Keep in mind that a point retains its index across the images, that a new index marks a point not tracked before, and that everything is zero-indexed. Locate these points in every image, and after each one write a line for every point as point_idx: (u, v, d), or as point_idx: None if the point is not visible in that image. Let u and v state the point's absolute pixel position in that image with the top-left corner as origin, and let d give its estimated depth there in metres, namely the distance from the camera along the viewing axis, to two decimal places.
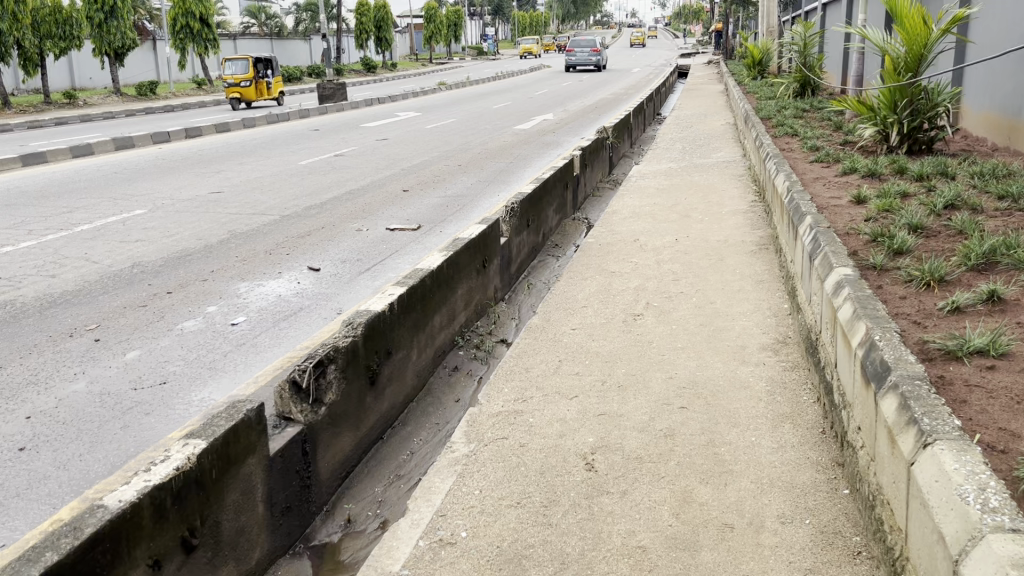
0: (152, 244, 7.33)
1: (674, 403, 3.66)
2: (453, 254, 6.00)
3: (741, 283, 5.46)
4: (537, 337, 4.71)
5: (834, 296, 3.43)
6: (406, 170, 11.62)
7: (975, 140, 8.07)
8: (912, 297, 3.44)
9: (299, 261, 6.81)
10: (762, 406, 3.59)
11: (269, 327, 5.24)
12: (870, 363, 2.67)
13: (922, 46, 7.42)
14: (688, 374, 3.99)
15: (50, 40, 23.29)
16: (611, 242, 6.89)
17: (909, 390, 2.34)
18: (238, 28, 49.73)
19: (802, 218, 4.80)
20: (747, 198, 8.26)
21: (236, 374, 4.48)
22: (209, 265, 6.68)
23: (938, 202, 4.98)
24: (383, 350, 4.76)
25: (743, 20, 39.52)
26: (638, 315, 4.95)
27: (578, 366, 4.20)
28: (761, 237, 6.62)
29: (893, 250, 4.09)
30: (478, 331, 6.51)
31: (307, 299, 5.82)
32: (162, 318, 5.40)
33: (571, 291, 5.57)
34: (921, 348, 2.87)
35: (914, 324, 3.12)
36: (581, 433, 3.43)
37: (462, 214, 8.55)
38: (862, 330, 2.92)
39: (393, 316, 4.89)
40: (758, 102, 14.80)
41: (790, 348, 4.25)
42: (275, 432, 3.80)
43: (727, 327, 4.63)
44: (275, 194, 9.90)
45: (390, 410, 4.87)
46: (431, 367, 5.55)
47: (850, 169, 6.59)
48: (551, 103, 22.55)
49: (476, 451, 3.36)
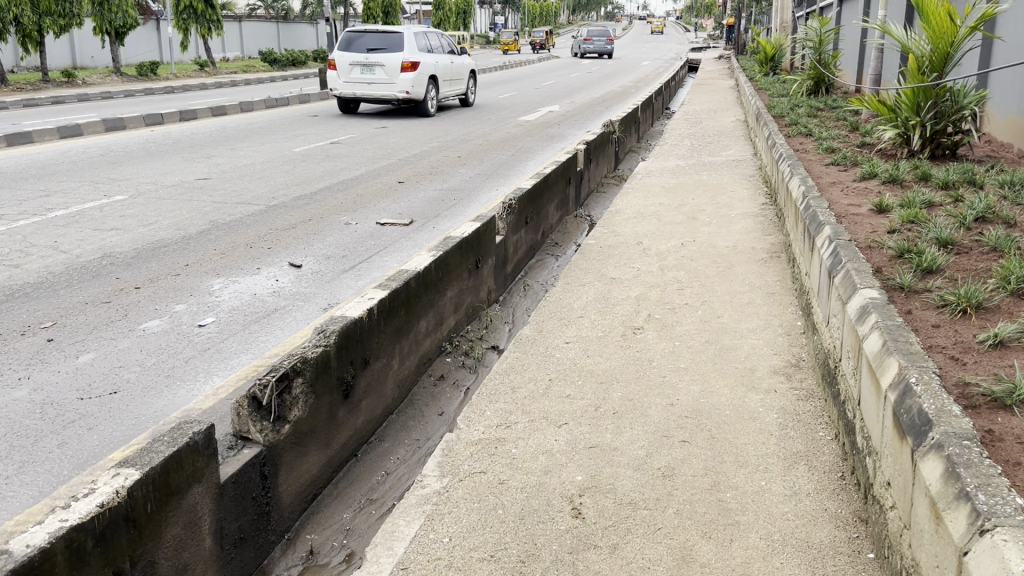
0: (128, 234, 6.96)
1: (674, 436, 3.27)
2: (443, 253, 5.61)
3: (751, 294, 5.06)
4: (527, 351, 4.32)
5: (858, 322, 3.03)
6: (404, 160, 11.25)
7: (1000, 146, 7.65)
8: (947, 327, 3.04)
9: (281, 256, 6.43)
10: (772, 444, 3.19)
11: (239, 330, 4.86)
12: (906, 413, 2.27)
13: (949, 44, 6.99)
14: (691, 401, 3.59)
15: (50, 17, 22.81)
16: (612, 244, 6.50)
17: (956, 454, 1.94)
18: (244, 11, 49.21)
19: (819, 228, 4.39)
20: (757, 200, 7.85)
21: (194, 385, 4.09)
22: (183, 258, 6.30)
23: (968, 215, 4.57)
24: (359, 361, 4.38)
25: (755, 15, 38.94)
26: (638, 329, 4.56)
27: (570, 388, 3.80)
28: (773, 244, 6.22)
29: (923, 268, 3.70)
30: (468, 336, 6.12)
31: (284, 299, 5.44)
32: (126, 315, 5.04)
33: (567, 299, 5.18)
34: (963, 392, 2.47)
35: (951, 361, 2.72)
36: (569, 470, 3.04)
37: (457, 209, 8.15)
38: (895, 367, 2.52)
39: (372, 323, 4.51)
40: (770, 99, 14.33)
41: (804, 373, 3.85)
42: (230, 454, 3.44)
43: (734, 346, 4.23)
44: (265, 182, 9.51)
45: (366, 424, 4.50)
46: (414, 377, 5.17)
47: (869, 173, 6.17)
48: (558, 95, 22.11)
49: (450, 487, 2.98)
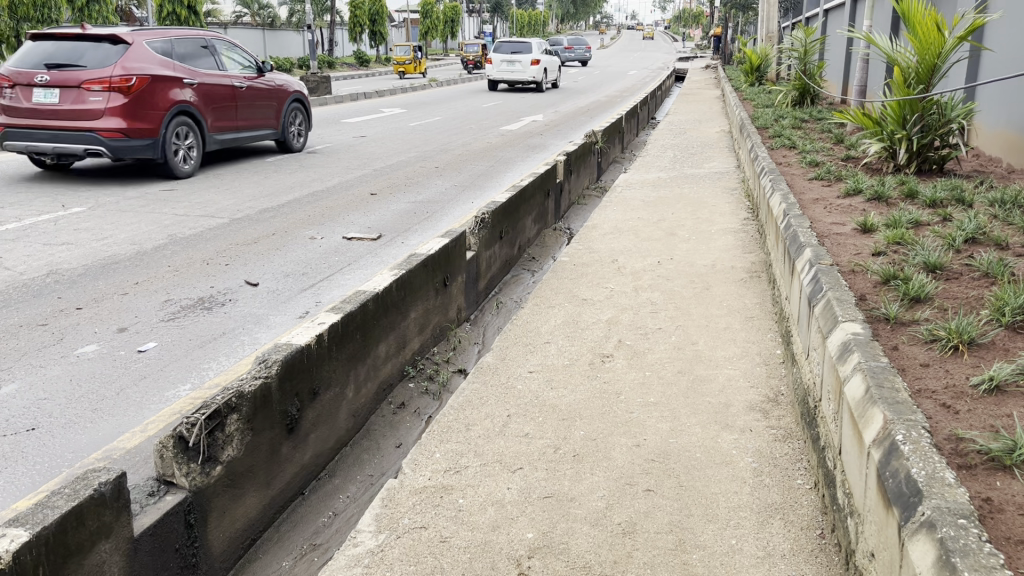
0: (80, 248, 6.62)
1: (637, 484, 2.97)
2: (406, 271, 5.30)
3: (728, 318, 4.78)
4: (487, 382, 4.00)
5: (839, 361, 2.74)
6: (379, 170, 10.92)
7: (989, 160, 7.41)
8: (936, 366, 2.76)
9: (236, 273, 6.10)
10: (745, 494, 2.90)
11: (181, 356, 4.52)
12: (891, 479, 1.98)
13: (936, 55, 6.72)
14: (659, 442, 3.29)
15: (27, 23, 22.43)
16: (586, 262, 6.21)
17: (951, 539, 1.66)
18: (231, 17, 48.93)
19: (800, 251, 4.11)
20: (739, 214, 7.60)
21: (121, 420, 3.74)
22: (134, 276, 5.95)
23: (957, 236, 4.30)
24: (306, 392, 4.06)
25: (741, 25, 39.07)
26: (607, 356, 4.26)
27: (529, 425, 3.49)
28: (753, 262, 5.95)
29: (910, 298, 3.42)
30: (434, 358, 5.80)
31: (234, 321, 5.11)
32: (61, 339, 4.70)
33: (534, 322, 4.88)
34: (956, 449, 2.18)
35: (942, 409, 2.43)
36: (519, 526, 2.74)
37: (428, 223, 7.85)
38: (880, 420, 2.22)
39: (322, 350, 4.19)
40: (756, 109, 14.09)
41: (782, 409, 3.56)
42: (150, 502, 3.11)
43: (708, 377, 3.94)
44: (232, 193, 9.17)
45: (315, 459, 4.18)
46: (371, 406, 4.84)
47: (854, 190, 5.91)
48: (543, 103, 21.86)
49: (384, 545, 2.66)
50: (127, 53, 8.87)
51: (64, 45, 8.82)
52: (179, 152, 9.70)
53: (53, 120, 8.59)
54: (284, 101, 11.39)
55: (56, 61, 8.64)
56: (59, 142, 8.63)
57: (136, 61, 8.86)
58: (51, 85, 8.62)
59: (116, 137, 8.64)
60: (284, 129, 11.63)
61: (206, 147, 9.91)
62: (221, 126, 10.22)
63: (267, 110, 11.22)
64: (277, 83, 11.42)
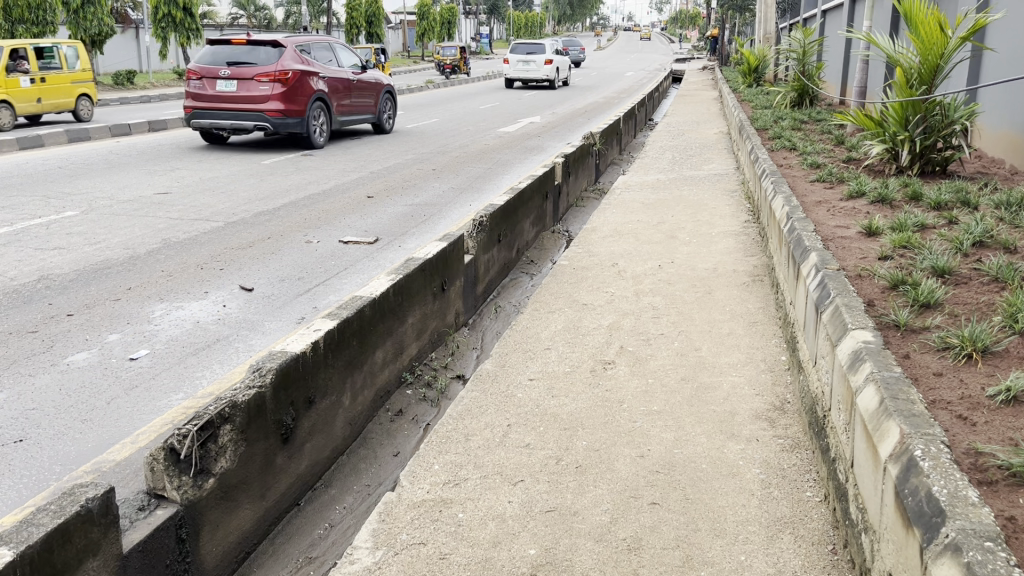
0: (72, 253, 6.52)
1: (642, 497, 2.89)
2: (403, 276, 5.21)
3: (731, 323, 4.70)
4: (487, 391, 3.91)
5: (850, 370, 2.66)
6: (375, 173, 10.83)
7: (992, 162, 7.34)
8: (950, 376, 2.67)
9: (230, 278, 6.00)
10: (753, 507, 2.82)
11: (174, 364, 4.43)
12: (911, 497, 1.90)
13: (938, 56, 6.66)
14: (663, 453, 3.21)
15: (22, 25, 22.30)
16: (586, 265, 6.12)
17: (977, 564, 1.59)
18: (226, 19, 48.85)
19: (805, 256, 4.03)
20: (739, 217, 7.52)
21: (110, 432, 3.64)
22: (126, 282, 5.86)
23: (965, 240, 4.22)
24: (302, 400, 3.97)
25: (738, 26, 39.19)
26: (609, 363, 4.17)
27: (530, 435, 3.40)
28: (756, 265, 5.87)
29: (920, 303, 3.34)
30: (432, 364, 5.71)
31: (228, 327, 5.02)
32: (51, 347, 4.60)
33: (534, 328, 4.79)
34: (974, 464, 2.11)
35: (959, 421, 2.35)
36: (521, 541, 2.65)
37: (426, 226, 7.76)
38: (896, 434, 2.14)
39: (317, 357, 4.10)
40: (754, 111, 14.04)
41: (789, 418, 3.48)
42: (139, 517, 3.02)
43: (713, 384, 3.85)
44: (227, 196, 9.08)
45: (310, 470, 4.09)
46: (368, 413, 4.75)
47: (857, 192, 5.83)
48: (541, 105, 21.78)
49: (382, 562, 2.57)
50: (282, 54, 12.11)
51: (239, 50, 12.17)
52: (314, 129, 12.93)
53: (233, 104, 11.93)
54: (378, 92, 14.35)
55: (234, 61, 11.99)
56: (239, 122, 12.04)
57: (290, 61, 12.08)
58: (230, 78, 11.92)
59: (278, 116, 11.96)
60: (375, 113, 14.59)
61: (333, 124, 13.22)
62: (343, 111, 13.59)
63: (368, 101, 14.31)
64: (375, 77, 14.41)
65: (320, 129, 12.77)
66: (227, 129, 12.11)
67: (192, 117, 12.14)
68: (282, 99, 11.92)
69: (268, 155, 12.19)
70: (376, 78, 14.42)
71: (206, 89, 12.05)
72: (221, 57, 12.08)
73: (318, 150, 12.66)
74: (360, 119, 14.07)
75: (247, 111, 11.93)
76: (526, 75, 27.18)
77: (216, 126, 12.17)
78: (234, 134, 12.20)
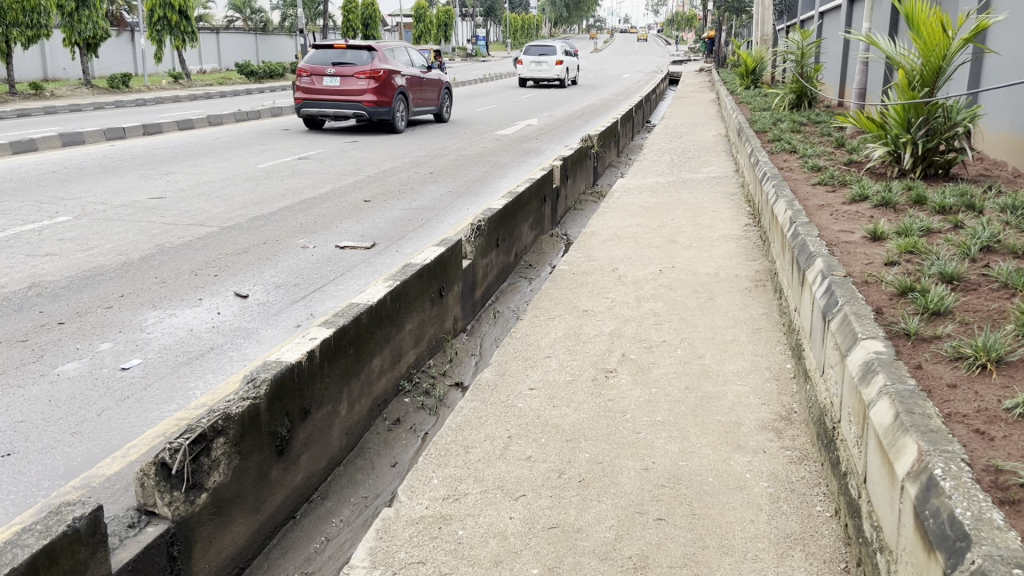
0: (63, 260, 6.43)
1: (648, 512, 2.81)
2: (401, 282, 5.13)
3: (734, 330, 4.62)
4: (487, 400, 3.82)
5: (862, 382, 2.58)
6: (372, 177, 10.74)
7: (994, 164, 7.27)
8: (965, 388, 2.60)
9: (225, 284, 5.92)
10: (762, 522, 2.74)
11: (167, 374, 4.35)
12: (932, 519, 1.83)
13: (941, 57, 6.59)
14: (668, 466, 3.12)
15: (16, 28, 22.19)
16: (585, 271, 6.04)
17: None
18: (223, 22, 48.81)
19: (811, 261, 3.96)
20: (740, 220, 7.45)
21: (100, 445, 3.55)
22: (118, 288, 5.76)
23: (973, 244, 4.14)
24: (298, 410, 3.88)
25: (734, 28, 39.25)
26: (611, 372, 4.09)
27: (531, 447, 3.32)
28: (758, 270, 5.80)
29: (930, 311, 3.26)
30: (430, 371, 5.63)
31: (223, 336, 4.93)
32: (41, 357, 4.51)
33: (534, 335, 4.71)
34: (995, 482, 2.03)
35: (977, 436, 2.28)
36: (524, 560, 2.57)
37: (423, 231, 7.68)
38: (914, 450, 2.06)
39: (313, 367, 4.01)
40: (753, 113, 13.98)
41: (796, 429, 3.40)
42: (130, 534, 2.94)
43: (717, 394, 3.77)
44: (222, 200, 9.00)
45: (306, 482, 4.00)
46: (365, 422, 4.66)
47: (860, 196, 5.77)
48: (538, 107, 21.71)
49: None
50: (374, 55, 14.64)
51: (340, 52, 14.67)
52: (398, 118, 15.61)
53: (337, 97, 14.50)
54: (441, 91, 17.32)
55: (338, 61, 14.51)
56: (339, 110, 14.63)
57: (382, 61, 14.68)
58: (335, 75, 14.48)
59: (373, 105, 14.47)
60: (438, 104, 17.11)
61: (411, 113, 15.81)
62: (417, 104, 16.25)
63: (434, 95, 17.10)
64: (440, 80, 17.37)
65: (403, 116, 15.56)
66: (332, 117, 14.65)
67: (302, 107, 14.65)
68: (374, 93, 14.44)
69: (366, 140, 14.99)
70: (438, 75, 17.08)
71: (315, 85, 14.60)
72: (326, 58, 14.62)
73: (405, 135, 15.43)
74: (434, 110, 16.92)
75: (347, 102, 14.49)
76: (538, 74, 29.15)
77: (321, 115, 14.77)
78: (335, 121, 14.68)
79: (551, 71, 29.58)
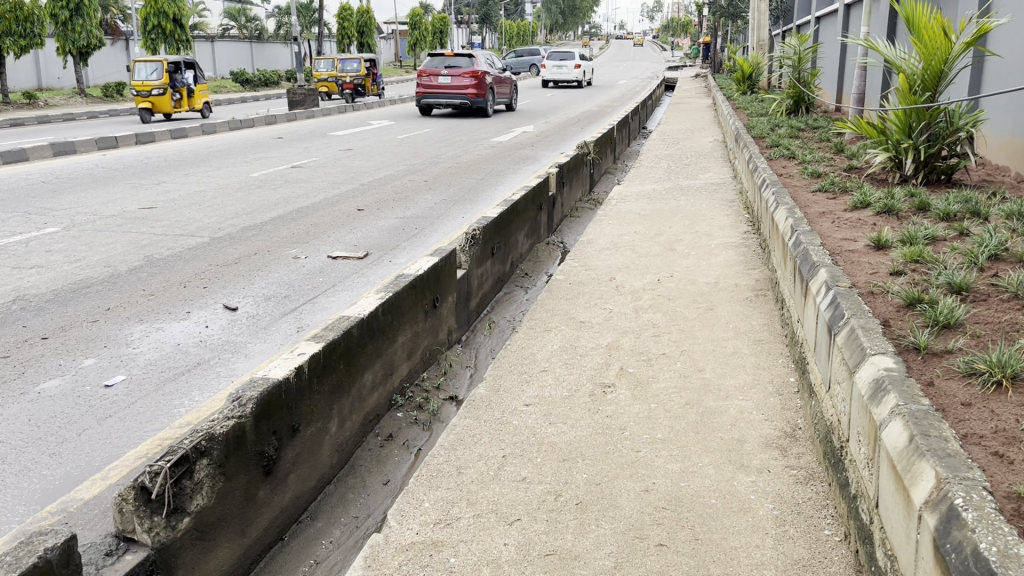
0: (50, 272, 6.30)
1: (648, 537, 2.69)
2: (392, 294, 5.01)
3: (735, 342, 4.50)
4: (480, 418, 3.70)
5: (872, 401, 2.46)
6: (366, 185, 10.64)
7: (997, 169, 7.18)
8: (980, 406, 2.48)
9: (215, 297, 5.80)
10: (767, 548, 2.62)
11: (152, 390, 4.22)
12: (953, 554, 1.71)
13: (942, 61, 6.48)
14: (668, 487, 3.00)
15: (10, 38, 22.06)
16: (582, 280, 5.93)
17: None
18: (218, 31, 48.78)
19: (813, 271, 3.85)
20: (739, 228, 7.35)
21: (77, 469, 3.41)
22: (105, 302, 5.63)
23: (980, 253, 4.04)
24: (286, 429, 3.75)
25: (730, 34, 39.54)
26: (609, 387, 3.96)
27: (527, 467, 3.20)
28: (757, 279, 5.68)
29: (940, 324, 3.15)
30: (424, 385, 5.50)
31: (210, 350, 4.81)
32: (23, 374, 4.37)
33: (530, 348, 4.59)
34: (1019, 511, 1.91)
35: (996, 460, 2.15)
36: None
37: (418, 240, 7.57)
38: (931, 476, 1.95)
39: (302, 383, 3.88)
40: (750, 118, 13.92)
41: (801, 446, 3.28)
42: (107, 564, 2.81)
43: (718, 409, 3.65)
44: (214, 210, 8.88)
45: (295, 502, 3.87)
46: (356, 439, 4.53)
47: (862, 203, 5.66)
48: (534, 114, 21.64)
49: None
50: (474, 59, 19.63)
51: (449, 59, 19.81)
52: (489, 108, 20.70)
53: (447, 89, 19.57)
54: (511, 88, 22.18)
55: (450, 65, 19.64)
56: (449, 100, 19.73)
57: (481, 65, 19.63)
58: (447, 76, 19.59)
59: (476, 96, 19.50)
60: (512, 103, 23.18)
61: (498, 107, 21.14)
62: (498, 98, 21.28)
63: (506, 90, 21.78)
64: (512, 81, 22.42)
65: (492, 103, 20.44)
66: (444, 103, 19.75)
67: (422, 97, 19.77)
68: (476, 88, 19.46)
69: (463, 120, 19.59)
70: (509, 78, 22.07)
71: (432, 82, 19.78)
72: (441, 63, 19.75)
73: (496, 118, 21.01)
74: (506, 103, 21.71)
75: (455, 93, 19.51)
76: (560, 75, 33.43)
77: (435, 104, 19.85)
78: (447, 107, 19.65)
79: (570, 72, 33.54)
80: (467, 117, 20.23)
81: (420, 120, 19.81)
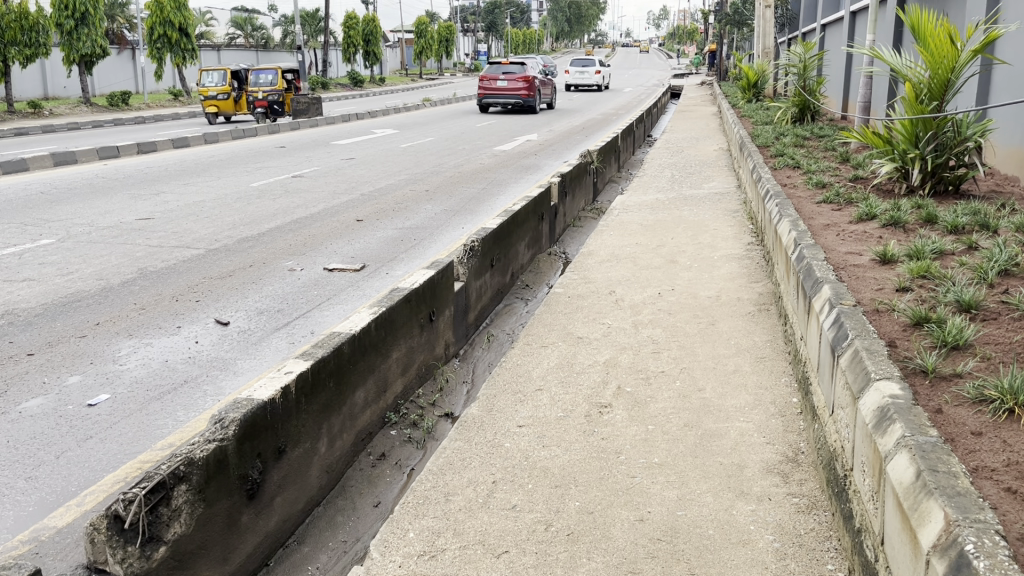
0: (41, 285, 6.21)
1: (641, 572, 2.56)
2: (386, 308, 4.89)
3: (737, 359, 4.37)
4: (471, 440, 3.57)
5: (876, 430, 2.32)
6: (366, 195, 10.54)
7: (1006, 179, 7.03)
8: (991, 436, 2.35)
9: (207, 311, 5.69)
10: None
11: (136, 410, 4.11)
12: None
13: (949, 70, 6.35)
14: (664, 516, 2.87)
15: (15, 47, 22.09)
16: (581, 293, 5.80)
17: None
18: (224, 39, 48.96)
19: (817, 288, 3.72)
20: (742, 239, 7.23)
21: (52, 495, 3.29)
22: (94, 316, 5.53)
23: (989, 268, 3.90)
24: (272, 450, 3.62)
25: (735, 42, 39.70)
26: (605, 407, 3.83)
27: (517, 494, 3.07)
28: (761, 292, 5.55)
29: (949, 345, 3.02)
30: (419, 401, 5.37)
31: (199, 367, 4.70)
32: (4, 392, 4.27)
33: (526, 365, 4.46)
34: None
35: (1010, 496, 2.02)
36: None
37: (416, 251, 7.46)
38: (939, 517, 1.82)
39: (289, 403, 3.75)
40: (755, 126, 13.80)
41: (803, 472, 3.14)
42: None
43: (719, 432, 3.52)
44: (211, 221, 8.79)
45: (281, 527, 3.73)
46: (347, 458, 4.40)
47: (867, 215, 5.53)
48: (539, 122, 21.55)
49: None
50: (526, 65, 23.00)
51: (504, 66, 23.34)
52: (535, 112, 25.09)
53: (504, 91, 23.16)
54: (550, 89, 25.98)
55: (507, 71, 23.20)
56: (506, 100, 23.33)
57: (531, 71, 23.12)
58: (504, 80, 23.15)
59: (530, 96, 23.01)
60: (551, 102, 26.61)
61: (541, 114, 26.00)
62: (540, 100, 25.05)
63: (548, 92, 25.65)
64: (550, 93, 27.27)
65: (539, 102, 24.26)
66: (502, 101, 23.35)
67: (484, 98, 23.30)
68: (528, 91, 23.04)
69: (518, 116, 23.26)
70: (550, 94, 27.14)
71: (490, 85, 23.37)
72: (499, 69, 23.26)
73: (542, 114, 24.42)
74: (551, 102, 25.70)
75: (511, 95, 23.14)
76: (581, 79, 36.79)
77: (494, 103, 23.48)
78: (504, 104, 23.18)
79: (591, 78, 36.75)
80: (520, 114, 23.82)
81: (424, 129, 19.74)
